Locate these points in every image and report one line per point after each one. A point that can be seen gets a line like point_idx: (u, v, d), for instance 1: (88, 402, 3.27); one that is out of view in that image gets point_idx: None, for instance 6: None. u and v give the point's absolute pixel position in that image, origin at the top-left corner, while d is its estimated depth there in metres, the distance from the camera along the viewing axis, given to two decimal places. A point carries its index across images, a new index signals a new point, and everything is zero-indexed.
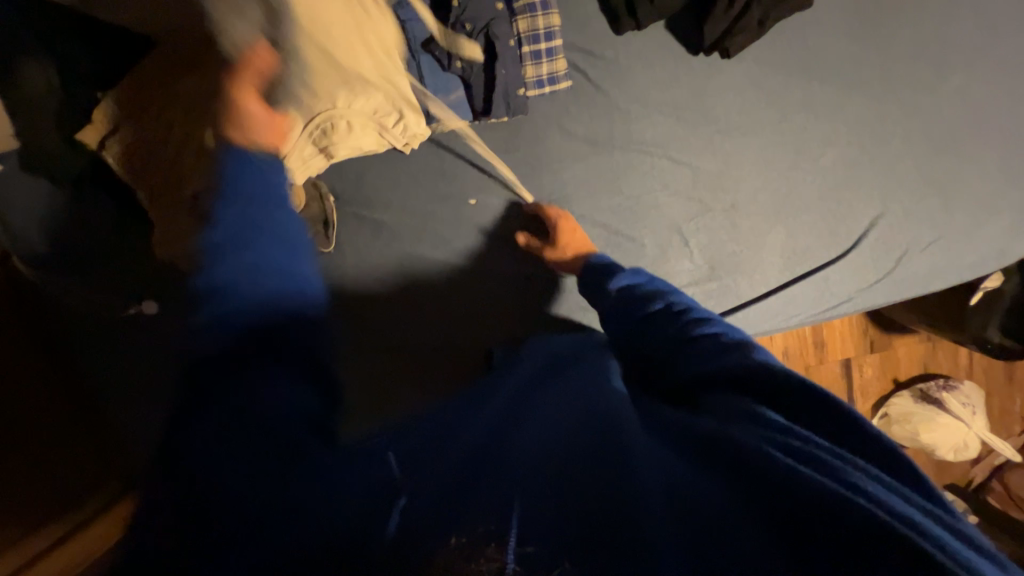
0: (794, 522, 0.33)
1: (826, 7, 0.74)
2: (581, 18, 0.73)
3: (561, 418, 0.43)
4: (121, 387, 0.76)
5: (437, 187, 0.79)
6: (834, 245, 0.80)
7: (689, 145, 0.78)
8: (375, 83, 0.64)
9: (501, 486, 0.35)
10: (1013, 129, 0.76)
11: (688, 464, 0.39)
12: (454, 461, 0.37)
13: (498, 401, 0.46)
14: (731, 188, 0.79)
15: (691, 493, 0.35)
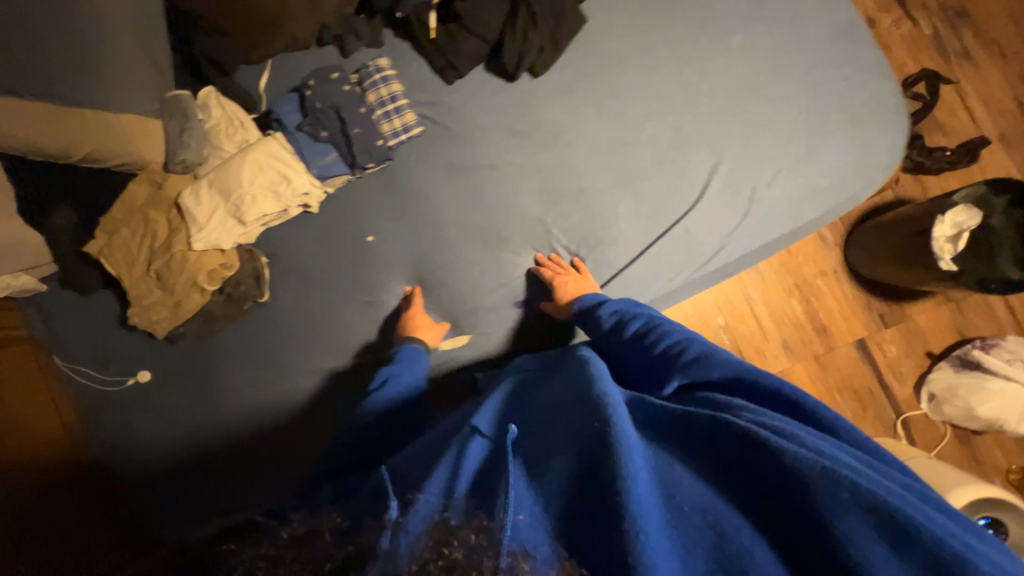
0: (799, 507, 0.38)
1: (609, 17, 0.88)
2: (419, 80, 0.94)
3: (561, 425, 0.53)
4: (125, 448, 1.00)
5: (341, 233, 0.98)
6: (684, 200, 0.86)
7: (533, 149, 0.91)
8: (269, 162, 0.89)
9: (543, 507, 0.44)
10: (812, 60, 0.82)
11: (693, 465, 0.44)
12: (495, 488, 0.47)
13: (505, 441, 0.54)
14: (576, 175, 0.89)
15: (707, 498, 0.41)
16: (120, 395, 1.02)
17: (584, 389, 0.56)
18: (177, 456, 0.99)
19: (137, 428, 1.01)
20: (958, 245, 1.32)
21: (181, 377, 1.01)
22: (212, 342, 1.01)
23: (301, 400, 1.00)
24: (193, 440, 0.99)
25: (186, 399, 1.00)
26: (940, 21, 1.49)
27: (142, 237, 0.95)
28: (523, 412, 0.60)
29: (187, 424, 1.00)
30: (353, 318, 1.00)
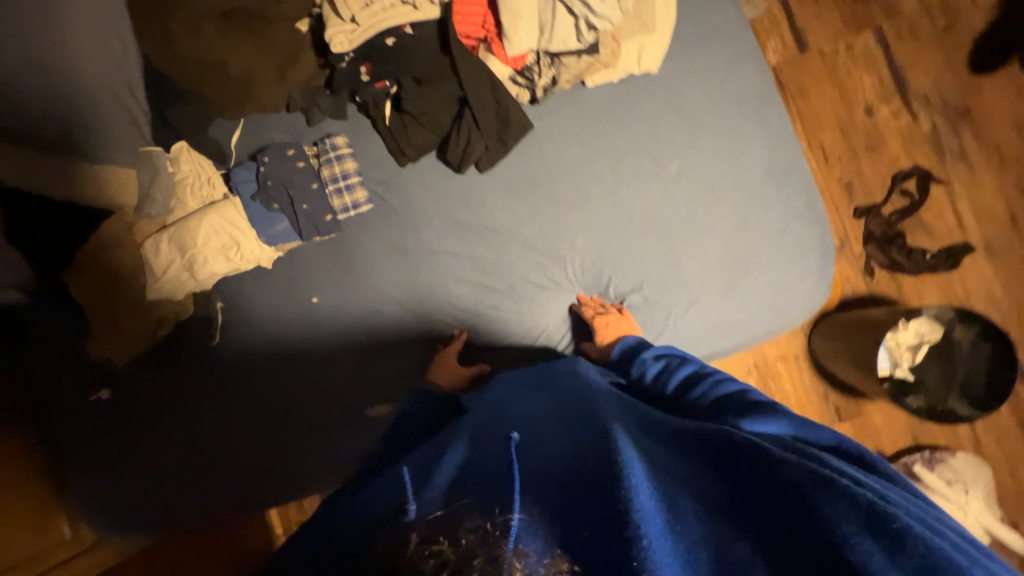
0: (785, 513, 0.42)
1: (557, 123, 0.90)
2: (374, 159, 0.98)
3: (575, 433, 0.59)
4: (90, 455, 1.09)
5: (286, 293, 1.03)
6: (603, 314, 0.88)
7: (461, 247, 0.95)
8: (224, 227, 0.96)
9: (560, 486, 0.49)
10: (741, 197, 0.83)
11: (688, 471, 0.50)
12: (494, 472, 0.52)
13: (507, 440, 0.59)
14: (508, 272, 0.93)
15: (702, 504, 0.45)
16: (80, 409, 1.09)
17: (585, 411, 0.63)
18: (137, 470, 1.08)
19: (99, 438, 1.09)
20: (917, 355, 1.30)
21: (140, 400, 1.08)
22: (164, 373, 1.06)
23: (234, 442, 1.06)
24: (151, 458, 1.07)
25: (144, 419, 1.08)
26: (941, 119, 1.44)
27: (96, 273, 1.01)
28: (525, 422, 0.66)
29: (142, 443, 1.08)
30: (285, 371, 1.04)
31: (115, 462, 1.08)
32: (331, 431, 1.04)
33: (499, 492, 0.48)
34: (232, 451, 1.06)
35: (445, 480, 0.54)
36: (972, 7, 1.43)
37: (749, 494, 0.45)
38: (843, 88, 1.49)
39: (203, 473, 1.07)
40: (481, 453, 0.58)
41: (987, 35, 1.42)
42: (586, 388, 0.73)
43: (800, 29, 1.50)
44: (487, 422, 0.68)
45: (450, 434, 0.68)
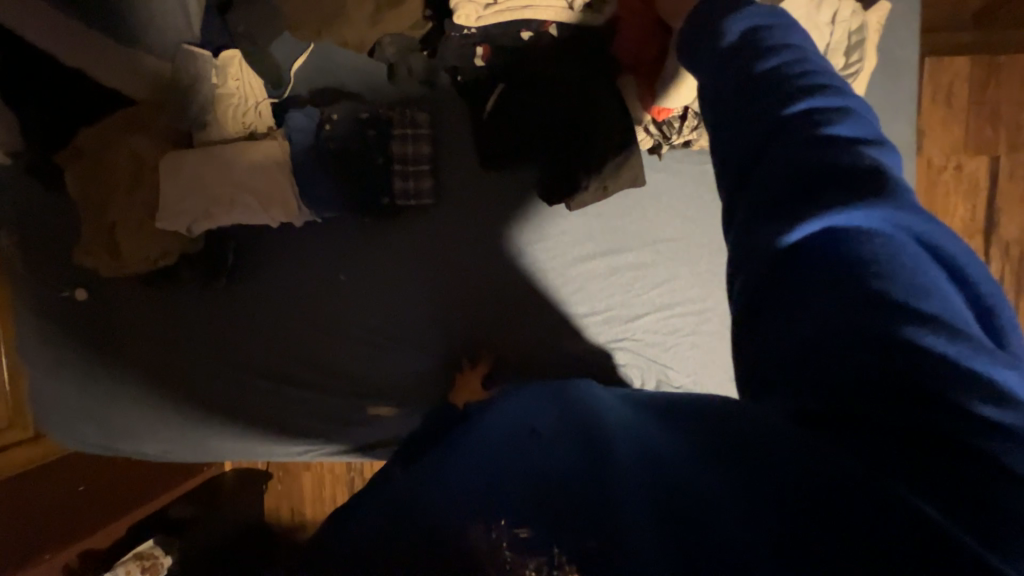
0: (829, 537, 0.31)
1: (665, 188, 0.82)
2: (454, 152, 0.87)
3: (560, 436, 0.48)
4: (53, 356, 1.00)
5: (318, 259, 0.94)
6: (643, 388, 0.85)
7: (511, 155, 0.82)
8: (268, 173, 0.83)
9: (536, 502, 0.42)
10: None
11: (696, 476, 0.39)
12: (466, 484, 0.46)
13: (487, 445, 0.51)
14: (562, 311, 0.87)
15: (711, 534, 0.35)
16: (52, 306, 0.99)
17: (575, 413, 0.53)
18: (104, 385, 1.01)
19: (70, 341, 1.00)
20: None
21: (123, 314, 0.99)
22: (165, 297, 0.98)
23: (217, 390, 0.99)
24: (124, 377, 1.00)
25: (127, 336, 0.99)
26: (1008, 272, 1.40)
27: (103, 176, 0.86)
28: (509, 416, 0.56)
29: (118, 359, 1.00)
30: (291, 340, 0.96)
31: (82, 368, 1.00)
32: (316, 416, 0.97)
33: (479, 505, 0.43)
34: (210, 403, 0.99)
35: (437, 475, 0.50)
36: None
37: (783, 293, 0.36)
38: (933, 207, 1.40)
39: (173, 414, 1.00)
40: (460, 454, 0.52)
41: None
42: (591, 396, 0.59)
43: (919, 129, 1.38)
44: (473, 425, 0.59)
45: (476, 417, 0.62)
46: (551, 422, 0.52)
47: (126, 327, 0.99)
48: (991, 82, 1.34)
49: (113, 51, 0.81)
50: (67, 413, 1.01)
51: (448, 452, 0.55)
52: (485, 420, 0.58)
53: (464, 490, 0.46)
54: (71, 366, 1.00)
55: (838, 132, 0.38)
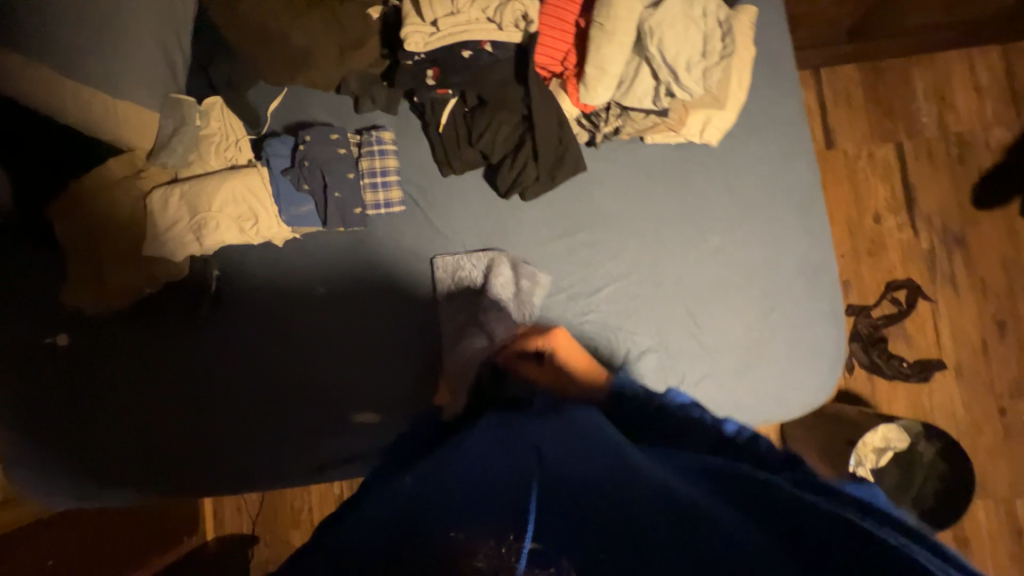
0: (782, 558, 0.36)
1: (607, 173, 0.91)
2: (418, 163, 0.95)
3: (558, 441, 0.53)
4: (36, 406, 1.01)
5: (298, 275, 0.99)
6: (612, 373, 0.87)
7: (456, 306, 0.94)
8: (245, 196, 0.90)
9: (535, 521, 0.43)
10: (770, 285, 0.84)
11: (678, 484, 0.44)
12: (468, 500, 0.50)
13: (488, 464, 0.55)
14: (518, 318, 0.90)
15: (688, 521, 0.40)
16: (35, 354, 1.01)
17: (578, 418, 0.58)
18: (86, 429, 1.01)
19: (49, 388, 1.01)
20: (881, 459, 1.36)
21: (103, 355, 1.01)
22: (148, 333, 1.01)
23: (202, 419, 1.00)
24: (105, 421, 1.01)
25: (107, 377, 1.01)
26: (938, 240, 1.54)
27: (93, 217, 0.93)
28: (511, 429, 0.60)
29: (99, 402, 1.01)
30: (276, 357, 0.99)
31: (60, 417, 1.00)
32: (307, 429, 0.99)
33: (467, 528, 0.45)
34: (201, 433, 1.00)
35: (450, 485, 0.53)
36: (985, 146, 1.54)
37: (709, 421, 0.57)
38: (857, 192, 1.57)
39: (163, 450, 1.01)
40: (460, 473, 0.55)
41: (992, 173, 1.53)
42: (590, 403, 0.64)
43: (828, 128, 1.58)
44: (471, 444, 0.61)
45: (477, 425, 0.67)
46: (556, 434, 0.54)
47: (114, 367, 1.02)
48: (877, 84, 1.57)
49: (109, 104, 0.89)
50: (51, 464, 1.01)
51: (449, 468, 0.58)
52: (497, 438, 0.60)
53: (478, 514, 0.49)
54: (47, 415, 1.00)
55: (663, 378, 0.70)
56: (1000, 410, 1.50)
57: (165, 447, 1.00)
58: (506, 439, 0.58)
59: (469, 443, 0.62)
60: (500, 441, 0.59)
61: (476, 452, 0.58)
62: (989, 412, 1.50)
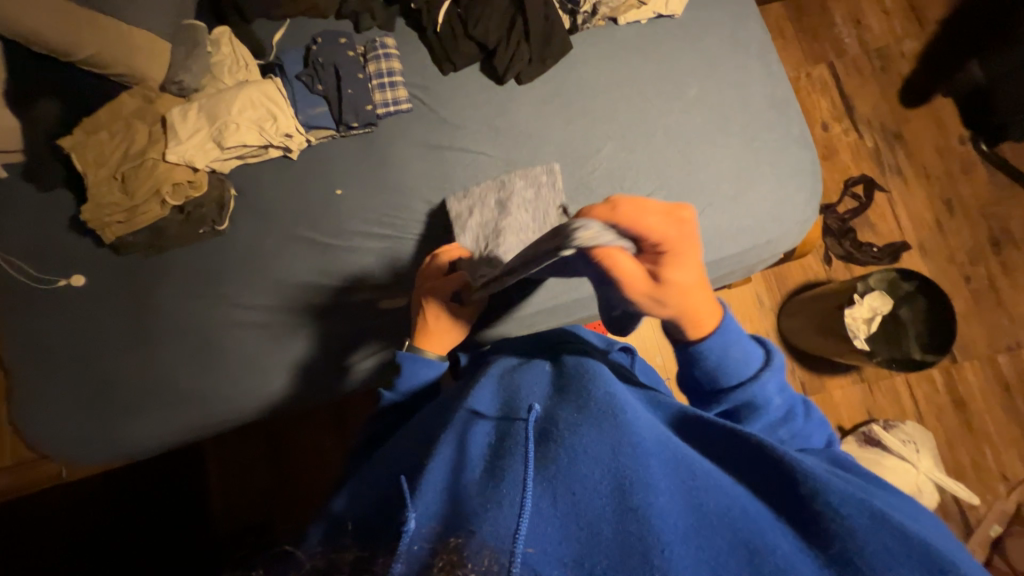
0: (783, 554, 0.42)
1: (589, 52, 1.02)
2: (420, 66, 1.04)
3: (571, 418, 0.55)
4: (63, 349, 1.02)
5: (313, 182, 1.03)
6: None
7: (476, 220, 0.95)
8: (262, 100, 0.97)
9: (566, 494, 0.45)
10: (745, 121, 0.96)
11: (685, 469, 0.49)
12: (475, 472, 0.50)
13: (499, 440, 0.55)
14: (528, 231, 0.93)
15: (702, 510, 0.46)
16: (61, 296, 1.04)
17: (587, 391, 0.62)
18: (110, 365, 1.01)
19: (76, 329, 1.03)
20: (872, 326, 1.44)
21: (126, 287, 1.03)
22: (166, 259, 1.03)
23: (228, 336, 1.01)
24: (131, 354, 1.01)
25: (129, 309, 1.03)
26: (880, 139, 1.73)
27: (117, 143, 0.98)
28: (519, 411, 0.61)
29: (121, 335, 1.02)
30: (301, 260, 1.03)
31: (88, 356, 1.02)
32: (340, 327, 1.00)
33: (475, 519, 0.42)
34: (239, 347, 1.01)
35: (449, 462, 0.52)
36: (901, 56, 1.76)
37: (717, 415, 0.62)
38: (804, 107, 1.76)
39: (201, 373, 1.01)
40: (461, 449, 0.54)
41: (911, 77, 1.75)
42: (591, 375, 0.67)
43: None
44: (468, 422, 0.61)
45: (471, 395, 0.69)
46: (571, 413, 0.57)
47: (144, 294, 1.03)
48: (801, 17, 1.81)
49: (126, 31, 0.97)
50: (86, 402, 1.01)
51: (446, 442, 0.56)
52: (493, 429, 0.59)
53: (475, 495, 0.46)
54: (73, 356, 1.02)
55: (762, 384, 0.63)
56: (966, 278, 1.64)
57: (201, 369, 1.01)
58: (511, 421, 0.59)
59: (470, 419, 0.62)
60: (503, 422, 0.60)
61: (477, 427, 0.59)
62: (956, 281, 1.63)
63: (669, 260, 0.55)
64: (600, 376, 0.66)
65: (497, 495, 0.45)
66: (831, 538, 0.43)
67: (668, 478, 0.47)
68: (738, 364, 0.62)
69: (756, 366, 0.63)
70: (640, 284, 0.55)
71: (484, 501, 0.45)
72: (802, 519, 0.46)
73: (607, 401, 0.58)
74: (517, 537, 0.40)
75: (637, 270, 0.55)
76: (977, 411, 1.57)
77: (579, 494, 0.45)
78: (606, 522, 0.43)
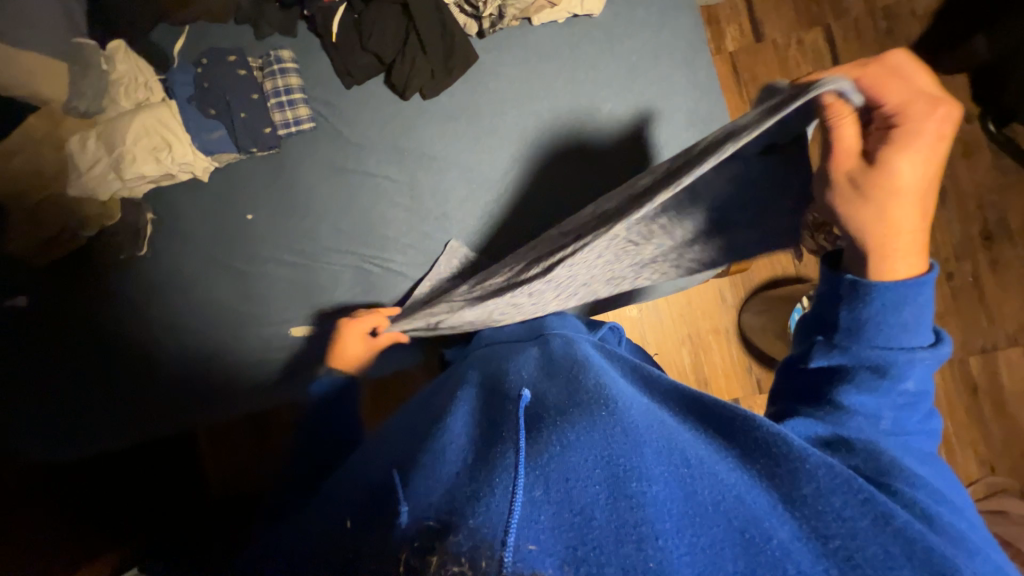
0: (787, 547, 0.41)
1: (500, 60, 0.93)
2: (322, 79, 0.98)
3: (559, 402, 0.56)
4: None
5: (223, 207, 1.02)
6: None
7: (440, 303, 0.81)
8: (156, 128, 0.94)
9: (558, 474, 0.45)
10: (660, 146, 0.90)
11: (681, 453, 0.48)
12: (469, 464, 0.51)
13: (495, 429, 0.56)
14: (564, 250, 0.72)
15: (699, 495, 0.44)
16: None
17: (579, 378, 0.61)
18: (40, 387, 1.03)
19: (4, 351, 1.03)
20: None
21: (53, 308, 1.04)
22: (93, 282, 1.04)
23: (161, 356, 1.05)
24: (71, 372, 1.03)
25: (56, 334, 1.03)
26: None
27: (21, 168, 0.95)
28: (510, 396, 0.61)
29: (54, 359, 1.03)
30: (221, 285, 1.04)
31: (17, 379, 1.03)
32: (258, 350, 1.04)
33: (465, 516, 0.43)
34: (174, 373, 1.04)
35: (447, 457, 0.54)
36: (912, 16, 1.53)
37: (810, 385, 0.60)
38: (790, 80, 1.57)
39: (138, 392, 1.04)
40: (455, 444, 0.56)
41: (920, 42, 1.52)
42: (578, 362, 0.67)
43: (756, 20, 1.58)
44: (462, 417, 0.62)
45: (466, 394, 0.69)
46: (559, 395, 0.58)
47: (71, 319, 1.04)
48: None
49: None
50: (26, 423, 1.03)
51: (440, 438, 0.58)
52: (490, 416, 0.60)
53: (468, 489, 0.47)
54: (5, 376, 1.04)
55: (901, 369, 0.55)
56: (948, 275, 1.52)
57: (141, 391, 1.04)
58: (505, 407, 0.59)
59: (467, 411, 0.63)
60: (497, 412, 0.60)
61: (467, 424, 0.60)
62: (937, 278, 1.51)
63: (900, 141, 0.52)
64: (586, 364, 0.65)
65: (488, 482, 0.46)
66: (831, 535, 0.43)
67: (663, 464, 0.46)
68: (905, 333, 0.55)
69: (922, 346, 0.56)
70: (852, 167, 0.55)
71: (478, 489, 0.45)
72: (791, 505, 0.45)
73: (595, 390, 0.57)
74: (508, 529, 0.39)
75: (856, 148, 0.54)
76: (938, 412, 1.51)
77: (571, 481, 0.44)
78: (599, 507, 0.42)
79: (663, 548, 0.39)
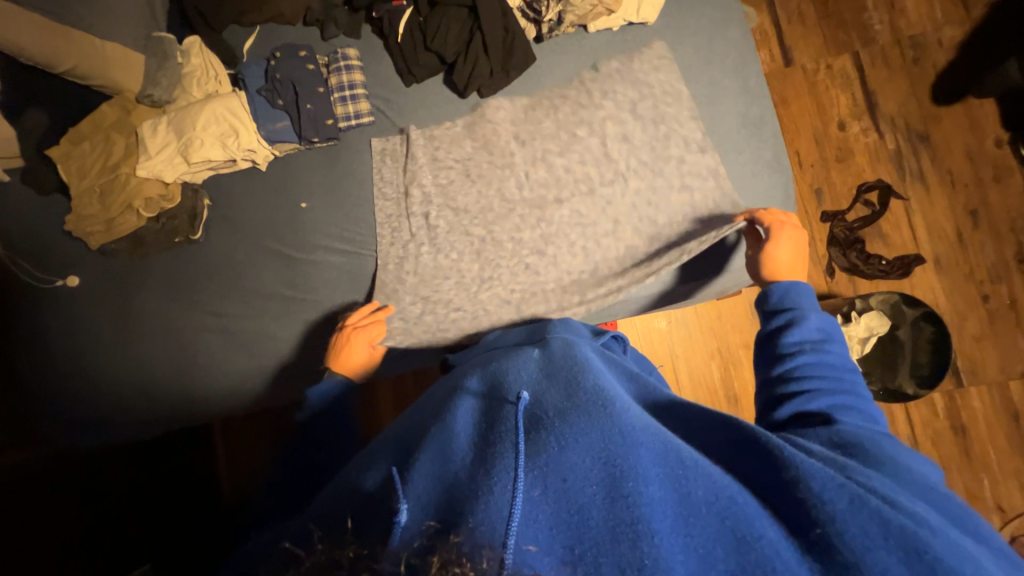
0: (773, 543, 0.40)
1: (555, 70, 1.03)
2: (386, 78, 1.05)
3: (551, 396, 0.53)
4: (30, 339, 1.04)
5: (276, 193, 1.06)
6: (558, 263, 0.97)
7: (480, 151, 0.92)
8: (226, 117, 0.99)
9: (557, 469, 0.43)
10: (703, 148, 0.97)
11: (674, 449, 0.46)
12: (466, 455, 0.47)
13: (494, 415, 0.52)
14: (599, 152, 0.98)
15: (696, 495, 0.43)
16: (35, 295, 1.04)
17: (580, 369, 0.58)
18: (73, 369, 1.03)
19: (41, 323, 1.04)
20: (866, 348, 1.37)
21: (105, 285, 1.05)
22: (143, 263, 1.06)
23: (199, 342, 1.04)
24: (119, 352, 1.03)
25: (104, 315, 1.04)
26: (902, 137, 1.57)
27: (98, 151, 1.00)
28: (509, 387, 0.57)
29: (96, 337, 1.04)
30: (268, 271, 1.05)
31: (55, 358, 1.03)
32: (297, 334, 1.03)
33: (464, 518, 0.39)
34: (209, 359, 1.04)
35: (436, 444, 0.49)
36: (939, 45, 1.59)
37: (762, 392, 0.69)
38: (820, 101, 1.62)
39: (176, 373, 1.03)
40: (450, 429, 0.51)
41: (946, 69, 1.57)
42: (576, 355, 0.64)
43: (787, 45, 1.64)
44: (451, 403, 0.57)
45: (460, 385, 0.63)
46: (555, 388, 0.55)
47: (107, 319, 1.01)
48: (827, 1, 1.64)
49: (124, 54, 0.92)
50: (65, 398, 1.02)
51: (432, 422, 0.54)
52: (483, 401, 0.56)
53: (463, 487, 0.43)
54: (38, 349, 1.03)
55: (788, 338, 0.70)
56: (983, 296, 1.49)
57: (180, 375, 1.03)
58: (500, 394, 0.56)
59: (459, 394, 0.59)
60: (492, 397, 0.56)
61: (464, 406, 0.55)
62: (972, 299, 1.49)
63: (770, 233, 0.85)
64: (582, 356, 0.63)
65: (486, 478, 0.43)
66: (812, 523, 0.41)
67: (658, 467, 0.44)
68: (789, 327, 0.71)
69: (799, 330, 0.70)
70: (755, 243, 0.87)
71: (473, 486, 0.42)
72: (791, 510, 0.43)
73: (594, 383, 0.54)
74: (509, 528, 0.38)
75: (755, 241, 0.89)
76: (982, 438, 1.42)
77: (569, 481, 0.42)
78: (596, 506, 0.41)
79: (659, 550, 0.38)
